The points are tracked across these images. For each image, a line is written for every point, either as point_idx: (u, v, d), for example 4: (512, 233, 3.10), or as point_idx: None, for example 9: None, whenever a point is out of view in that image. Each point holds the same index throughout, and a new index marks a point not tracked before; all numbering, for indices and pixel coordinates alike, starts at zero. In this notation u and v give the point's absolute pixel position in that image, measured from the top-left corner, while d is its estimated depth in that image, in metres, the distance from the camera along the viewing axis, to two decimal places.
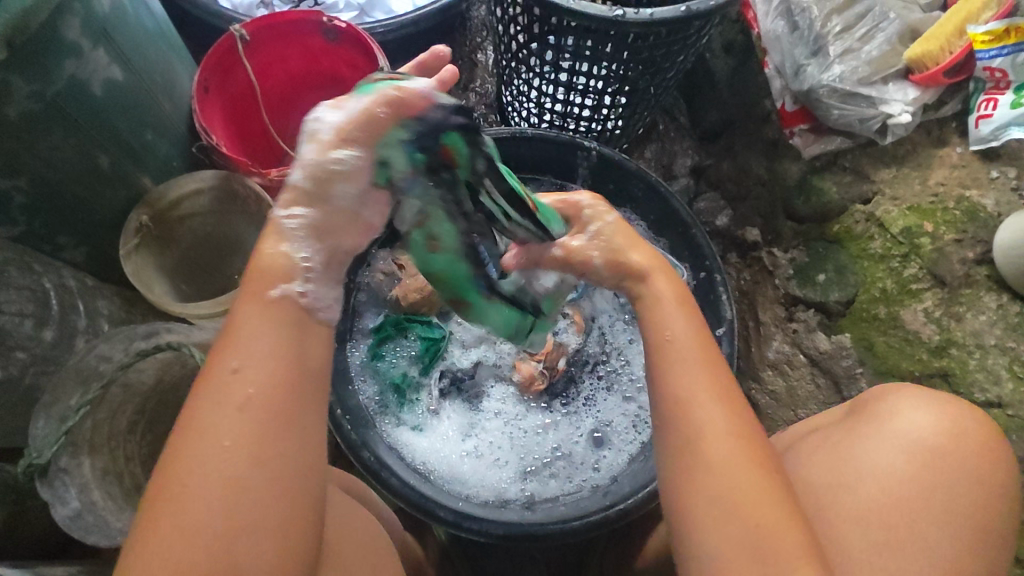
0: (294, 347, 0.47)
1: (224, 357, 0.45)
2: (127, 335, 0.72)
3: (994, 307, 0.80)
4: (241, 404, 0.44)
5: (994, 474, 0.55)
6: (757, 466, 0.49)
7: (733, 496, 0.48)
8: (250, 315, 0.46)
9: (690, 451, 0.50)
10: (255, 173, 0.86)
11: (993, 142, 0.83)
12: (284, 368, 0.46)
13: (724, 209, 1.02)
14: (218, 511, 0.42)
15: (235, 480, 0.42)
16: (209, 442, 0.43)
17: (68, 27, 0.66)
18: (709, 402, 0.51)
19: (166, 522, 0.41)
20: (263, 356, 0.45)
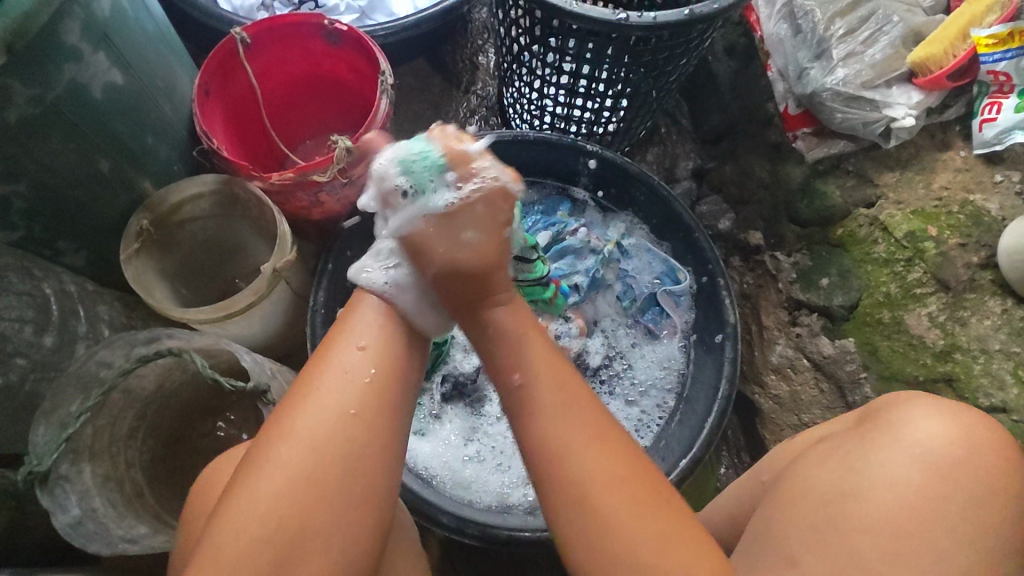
0: (396, 329, 0.57)
1: (348, 337, 0.55)
2: (128, 341, 0.70)
3: (998, 312, 0.79)
4: (350, 372, 0.52)
5: (1008, 485, 0.55)
6: (620, 475, 0.48)
7: (616, 519, 0.47)
8: (366, 308, 0.58)
9: (573, 480, 0.49)
10: (255, 177, 0.84)
11: (996, 145, 0.83)
12: (386, 356, 0.54)
13: (726, 213, 1.05)
14: (303, 481, 0.48)
15: (334, 438, 0.49)
16: (320, 405, 0.51)
17: (68, 31, 0.65)
18: (555, 415, 0.51)
19: (271, 467, 0.48)
20: (380, 337, 0.55)
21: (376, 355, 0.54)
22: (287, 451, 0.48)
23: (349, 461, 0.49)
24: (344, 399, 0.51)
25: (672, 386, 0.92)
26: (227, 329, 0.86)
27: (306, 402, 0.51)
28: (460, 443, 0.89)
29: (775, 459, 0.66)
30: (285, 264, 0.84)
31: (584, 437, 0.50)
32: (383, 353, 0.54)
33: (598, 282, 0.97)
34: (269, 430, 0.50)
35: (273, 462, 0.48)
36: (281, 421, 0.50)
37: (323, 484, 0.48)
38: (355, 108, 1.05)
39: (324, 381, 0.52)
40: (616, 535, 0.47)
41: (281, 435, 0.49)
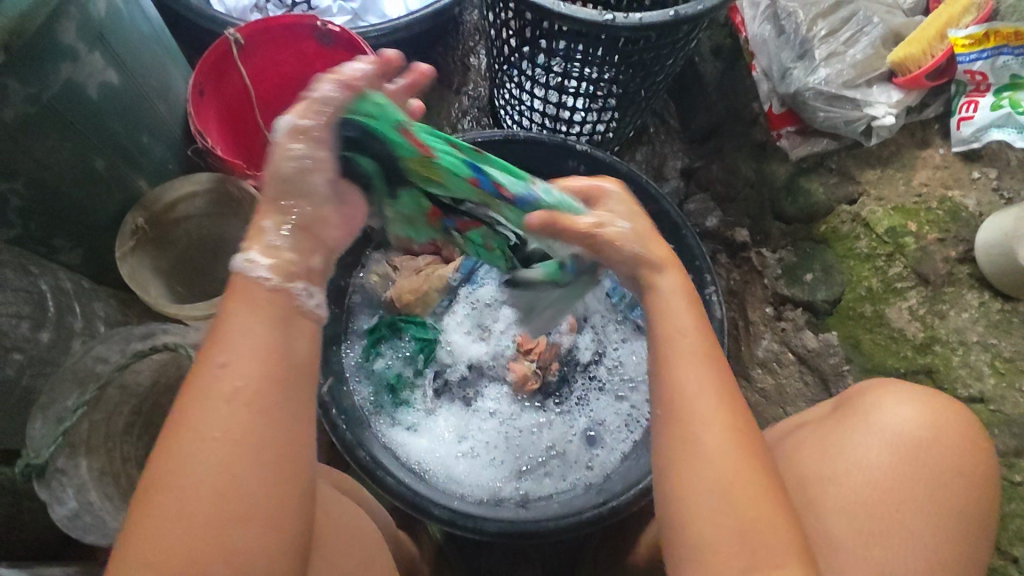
0: (277, 344, 0.47)
1: (214, 363, 0.45)
2: (124, 336, 0.73)
3: (976, 304, 0.81)
4: (231, 408, 0.44)
5: (976, 468, 0.57)
6: (748, 456, 0.50)
7: (722, 487, 0.49)
8: (238, 314, 0.46)
9: (687, 444, 0.50)
10: (252, 177, 0.88)
11: (973, 143, 0.85)
12: (270, 362, 0.46)
13: (713, 210, 1.06)
14: (192, 531, 0.42)
15: (222, 490, 0.43)
16: (197, 452, 0.43)
17: (64, 31, 0.66)
18: (709, 396, 0.51)
19: (155, 528, 0.42)
20: (261, 357, 0.46)
21: (244, 362, 0.45)
22: (168, 512, 0.42)
23: (249, 496, 0.43)
24: (231, 443, 0.43)
25: None
26: None
27: (180, 451, 0.43)
28: (452, 438, 0.91)
29: None
30: None
31: (720, 414, 0.51)
32: (255, 358, 0.45)
33: None
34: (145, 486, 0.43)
35: (155, 525, 0.42)
36: (155, 474, 0.43)
37: (224, 527, 0.42)
38: None
39: (199, 422, 0.43)
40: (727, 494, 0.48)
41: (154, 509, 0.42)
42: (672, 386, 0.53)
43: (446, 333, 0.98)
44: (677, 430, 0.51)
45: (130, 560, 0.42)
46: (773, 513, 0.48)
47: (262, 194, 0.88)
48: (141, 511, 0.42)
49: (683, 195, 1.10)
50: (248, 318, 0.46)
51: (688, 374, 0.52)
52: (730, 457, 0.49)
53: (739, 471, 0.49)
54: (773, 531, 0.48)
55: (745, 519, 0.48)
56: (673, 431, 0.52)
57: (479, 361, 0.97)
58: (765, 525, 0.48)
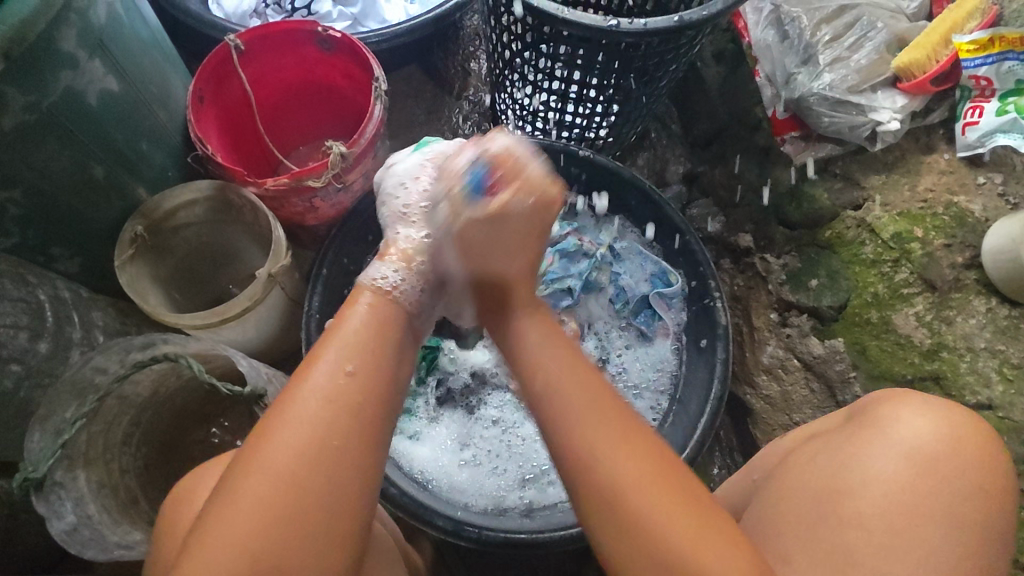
0: (380, 349, 0.55)
1: (336, 356, 0.53)
2: (123, 346, 0.70)
3: (983, 310, 0.81)
4: (335, 395, 0.50)
5: (993, 481, 0.56)
6: (668, 479, 0.48)
7: (642, 515, 0.47)
8: (356, 315, 0.57)
9: (592, 474, 0.49)
10: (250, 183, 0.85)
11: (979, 148, 0.84)
12: (373, 358, 0.54)
13: (716, 215, 1.06)
14: (281, 494, 0.46)
15: (314, 468, 0.47)
16: (294, 430, 0.48)
17: (64, 38, 0.66)
18: (594, 422, 0.51)
19: (243, 494, 0.46)
20: (364, 357, 0.53)
21: (359, 352, 0.54)
22: (258, 482, 0.46)
23: (332, 474, 0.48)
24: (326, 426, 0.49)
25: (666, 387, 0.93)
26: (222, 335, 0.86)
27: (279, 425, 0.49)
28: (455, 447, 0.90)
29: (767, 459, 0.67)
30: (279, 269, 0.84)
31: (619, 441, 0.49)
32: (367, 350, 0.54)
33: (591, 285, 0.98)
34: (245, 452, 0.48)
35: (246, 489, 0.46)
36: (255, 444, 0.48)
37: (308, 494, 0.47)
38: (348, 114, 1.06)
39: (300, 403, 0.50)
40: (647, 521, 0.47)
41: (255, 464, 0.47)
42: (561, 418, 0.52)
43: (450, 340, 0.97)
44: (575, 467, 0.50)
45: (218, 519, 0.46)
46: (703, 532, 0.47)
47: (263, 202, 0.87)
48: (246, 464, 0.47)
49: (685, 201, 1.10)
50: (368, 316, 0.57)
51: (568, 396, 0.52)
52: (634, 480, 0.48)
53: (656, 496, 0.47)
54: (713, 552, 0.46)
55: (678, 537, 0.46)
56: (567, 465, 0.51)
57: (482, 368, 0.96)
58: (695, 551, 0.46)
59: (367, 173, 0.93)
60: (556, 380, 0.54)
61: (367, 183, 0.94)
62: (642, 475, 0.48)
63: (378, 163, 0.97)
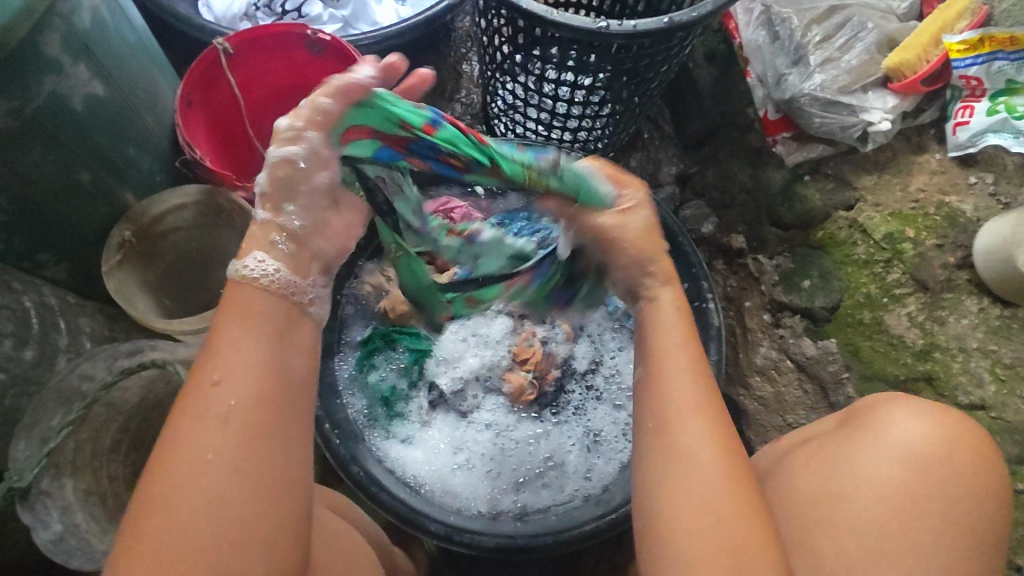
0: (261, 351, 0.45)
1: (210, 372, 0.44)
2: (109, 354, 0.71)
3: (975, 310, 0.81)
4: (229, 412, 0.43)
5: (986, 484, 0.56)
6: (736, 483, 0.48)
7: (714, 514, 0.47)
8: (225, 331, 0.45)
9: (673, 466, 0.49)
10: (238, 187, 0.87)
11: (970, 148, 0.84)
12: (256, 371, 0.44)
13: (708, 217, 1.04)
14: (196, 522, 0.41)
15: (220, 497, 0.41)
16: (186, 467, 0.41)
17: (48, 42, 0.65)
18: (695, 423, 0.50)
19: (142, 550, 0.40)
20: (230, 361, 0.44)
21: (230, 362, 0.44)
22: (161, 527, 0.40)
23: (251, 484, 0.42)
24: (224, 447, 0.42)
25: None
26: (212, 340, 0.85)
27: (171, 462, 0.42)
28: (447, 452, 0.89)
29: (760, 461, 0.67)
30: None
31: (714, 441, 0.49)
32: (237, 363, 0.44)
33: None
34: (138, 501, 0.42)
35: (147, 538, 0.40)
36: (146, 491, 0.42)
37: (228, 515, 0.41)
38: None
39: (184, 434, 0.42)
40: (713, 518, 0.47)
41: (153, 508, 0.41)
42: (659, 392, 0.51)
43: (440, 343, 0.94)
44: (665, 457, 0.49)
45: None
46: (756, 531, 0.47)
47: (252, 206, 0.86)
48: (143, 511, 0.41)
49: (679, 202, 1.08)
50: (238, 327, 0.45)
51: (675, 393, 0.51)
52: (722, 473, 0.48)
53: (726, 499, 0.47)
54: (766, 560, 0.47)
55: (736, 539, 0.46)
56: (660, 458, 0.50)
57: (474, 373, 0.94)
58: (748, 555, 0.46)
59: None
60: (660, 369, 0.52)
61: None
62: (731, 476, 0.48)
63: None
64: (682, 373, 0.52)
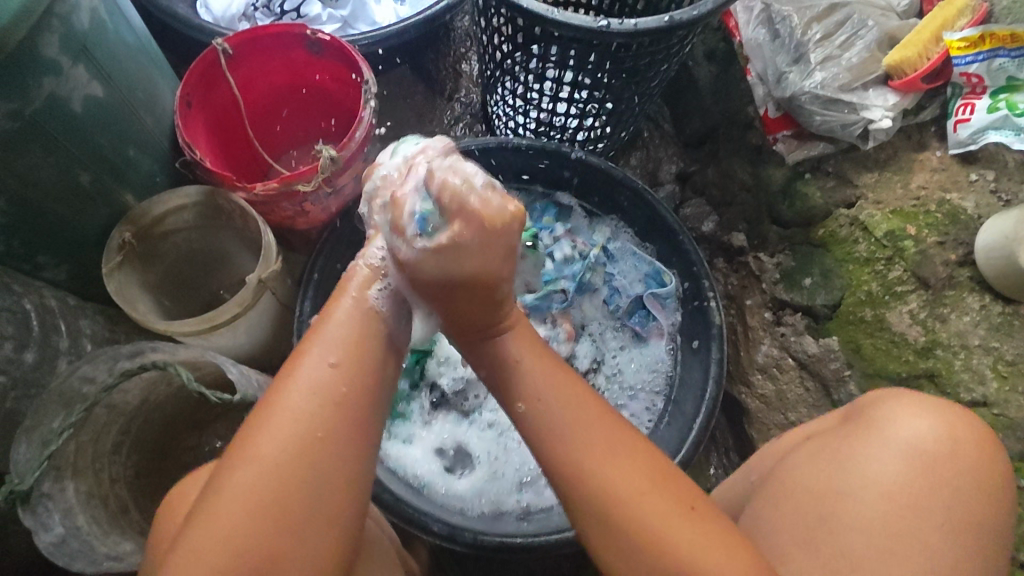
0: (368, 353, 0.55)
1: (322, 350, 0.54)
2: (111, 354, 0.70)
3: (977, 308, 0.81)
4: (324, 390, 0.51)
5: (992, 479, 0.56)
6: (643, 455, 0.51)
7: (635, 498, 0.49)
8: (341, 307, 0.57)
9: (559, 451, 0.52)
10: (239, 188, 0.84)
11: (971, 145, 0.84)
12: (355, 355, 0.54)
13: (710, 215, 1.05)
14: (280, 477, 0.48)
15: (305, 457, 0.48)
16: (286, 422, 0.49)
17: (47, 44, 0.65)
18: (562, 407, 0.53)
19: (235, 483, 0.47)
20: (349, 350, 0.54)
21: (345, 349, 0.54)
22: (253, 466, 0.47)
23: (327, 460, 0.49)
24: (318, 417, 0.50)
25: (660, 387, 0.93)
26: (213, 341, 0.85)
27: (269, 423, 0.49)
28: (449, 451, 0.89)
29: (764, 458, 0.67)
30: (270, 274, 0.83)
31: (590, 418, 0.52)
32: (355, 349, 0.55)
33: (585, 286, 0.98)
34: (238, 440, 0.50)
35: (239, 474, 0.47)
36: (257, 419, 0.50)
37: (303, 483, 0.48)
38: (338, 118, 1.05)
39: (289, 395, 0.51)
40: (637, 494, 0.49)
41: (247, 453, 0.48)
42: (525, 383, 0.55)
43: (439, 343, 0.95)
44: (546, 447, 0.53)
45: (211, 505, 0.47)
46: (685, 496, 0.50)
47: (252, 207, 0.86)
48: (236, 457, 0.48)
49: (679, 200, 1.09)
50: (354, 305, 0.57)
51: (532, 383, 0.55)
52: (599, 444, 0.51)
53: (632, 485, 0.50)
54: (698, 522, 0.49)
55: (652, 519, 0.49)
56: (534, 437, 0.54)
57: (474, 372, 0.93)
58: (681, 501, 0.50)
59: (357, 177, 0.92)
60: (513, 365, 0.56)
61: (358, 187, 0.93)
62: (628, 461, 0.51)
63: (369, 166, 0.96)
64: (537, 365, 0.56)
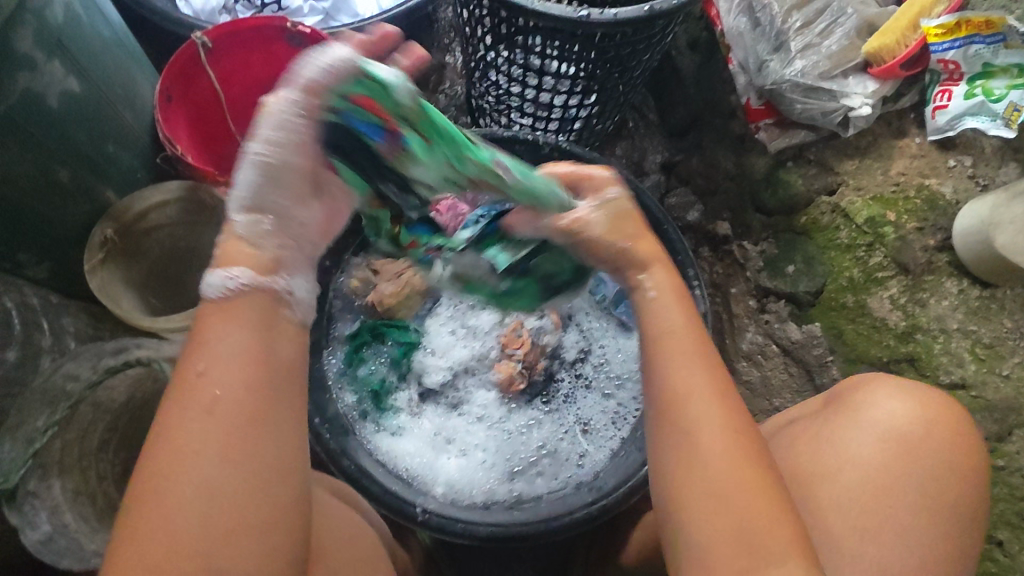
0: (271, 362, 0.46)
1: (205, 379, 0.44)
2: (96, 352, 0.71)
3: (955, 292, 0.82)
4: (216, 425, 0.43)
5: (964, 461, 0.57)
6: (747, 463, 0.49)
7: (721, 492, 0.48)
8: (221, 329, 0.45)
9: (685, 444, 0.50)
10: (223, 183, 0.86)
11: (949, 131, 0.85)
12: (255, 374, 0.45)
13: (693, 205, 1.04)
14: (189, 544, 0.41)
15: (210, 510, 0.41)
16: (179, 475, 0.41)
17: (20, 39, 0.64)
18: (710, 412, 0.50)
19: (149, 543, 0.40)
20: (243, 371, 0.44)
21: (232, 370, 0.44)
22: (177, 514, 0.41)
23: (236, 502, 0.42)
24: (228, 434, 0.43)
25: None
26: None
27: (153, 484, 0.41)
28: (440, 443, 0.89)
29: None
30: None
31: (717, 416, 0.50)
32: (247, 368, 0.45)
33: None
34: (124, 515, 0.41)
35: (129, 550, 0.40)
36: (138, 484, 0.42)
37: (204, 543, 0.41)
38: None
39: (180, 438, 0.42)
40: (720, 497, 0.48)
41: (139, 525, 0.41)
42: (661, 373, 0.53)
43: (429, 337, 0.96)
44: (680, 438, 0.50)
45: None
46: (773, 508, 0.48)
47: (236, 201, 0.86)
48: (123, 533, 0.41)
49: (663, 189, 1.08)
50: (233, 328, 0.45)
51: (682, 373, 0.52)
52: (723, 452, 0.49)
53: (741, 466, 0.49)
54: (773, 524, 0.47)
55: (747, 510, 0.47)
56: (666, 420, 0.52)
57: (463, 365, 0.95)
58: (753, 514, 0.47)
59: None
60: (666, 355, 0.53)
61: None
62: (735, 457, 0.49)
63: None
64: (685, 353, 0.53)
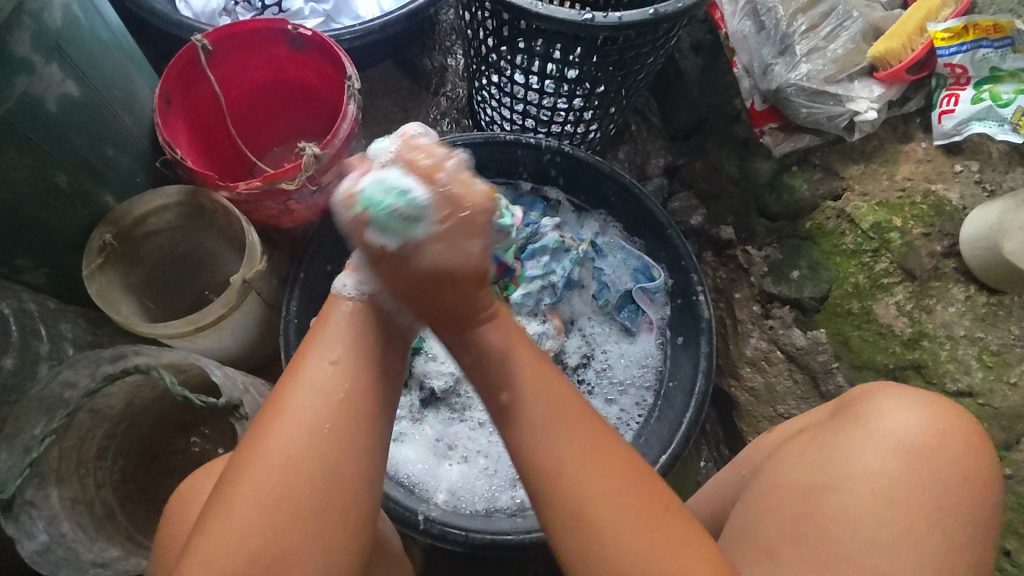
0: (372, 349, 0.53)
1: (323, 350, 0.52)
2: (92, 359, 0.69)
3: (962, 298, 0.81)
4: (325, 389, 0.50)
5: (978, 474, 0.56)
6: (639, 480, 0.47)
7: (609, 516, 0.46)
8: (337, 320, 0.54)
9: (555, 465, 0.48)
10: (221, 187, 0.83)
11: (955, 136, 0.84)
12: (361, 353, 0.53)
13: (696, 209, 1.06)
14: (294, 481, 0.46)
15: (314, 456, 0.47)
16: (294, 421, 0.48)
17: (18, 43, 0.63)
18: (562, 448, 0.48)
19: (260, 472, 0.46)
20: (355, 349, 0.53)
21: (347, 345, 0.53)
22: (278, 453, 0.47)
23: (332, 455, 0.47)
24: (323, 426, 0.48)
25: (650, 382, 0.92)
26: (198, 342, 0.84)
27: (272, 427, 0.48)
28: (441, 450, 0.88)
29: (752, 454, 0.68)
30: (254, 274, 0.82)
31: (592, 433, 0.49)
32: (358, 346, 0.53)
33: (573, 282, 0.97)
34: (242, 451, 0.48)
35: (242, 481, 0.46)
36: (257, 429, 0.49)
37: (303, 482, 0.46)
38: (323, 115, 1.04)
39: (297, 394, 0.49)
40: (607, 518, 0.46)
41: (253, 458, 0.47)
42: (527, 397, 0.51)
43: (430, 341, 0.95)
44: (558, 465, 0.48)
45: (215, 522, 0.45)
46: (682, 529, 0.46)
47: (235, 206, 0.85)
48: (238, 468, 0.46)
49: (667, 193, 1.10)
50: (355, 318, 0.55)
51: (546, 392, 0.50)
52: (602, 472, 0.47)
53: (634, 496, 0.46)
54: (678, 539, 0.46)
55: (652, 537, 0.45)
56: (533, 444, 0.49)
57: None
58: (655, 534, 0.45)
59: None
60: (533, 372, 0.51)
61: None
62: (626, 477, 0.47)
63: (353, 164, 0.95)
64: (547, 374, 0.51)
